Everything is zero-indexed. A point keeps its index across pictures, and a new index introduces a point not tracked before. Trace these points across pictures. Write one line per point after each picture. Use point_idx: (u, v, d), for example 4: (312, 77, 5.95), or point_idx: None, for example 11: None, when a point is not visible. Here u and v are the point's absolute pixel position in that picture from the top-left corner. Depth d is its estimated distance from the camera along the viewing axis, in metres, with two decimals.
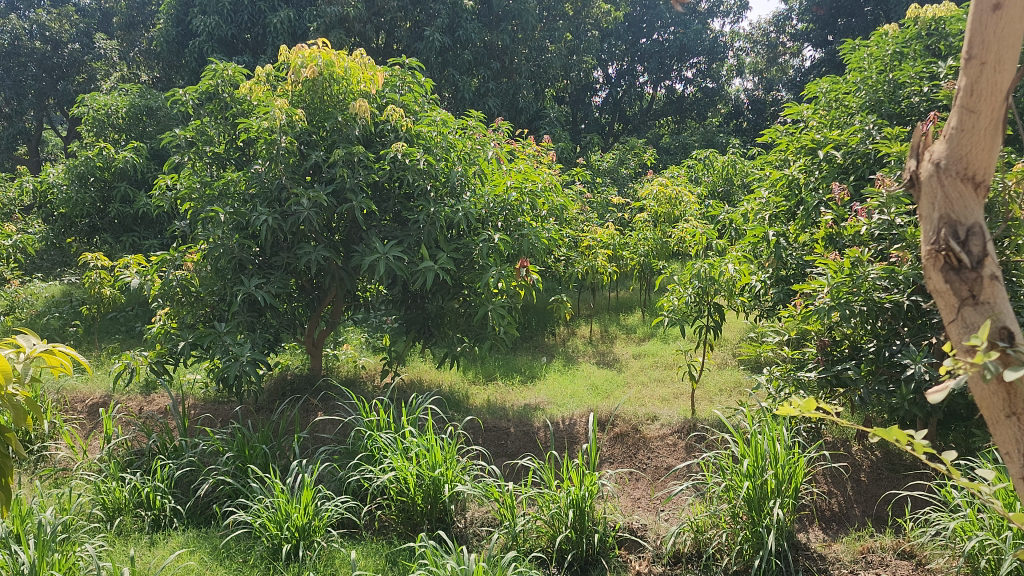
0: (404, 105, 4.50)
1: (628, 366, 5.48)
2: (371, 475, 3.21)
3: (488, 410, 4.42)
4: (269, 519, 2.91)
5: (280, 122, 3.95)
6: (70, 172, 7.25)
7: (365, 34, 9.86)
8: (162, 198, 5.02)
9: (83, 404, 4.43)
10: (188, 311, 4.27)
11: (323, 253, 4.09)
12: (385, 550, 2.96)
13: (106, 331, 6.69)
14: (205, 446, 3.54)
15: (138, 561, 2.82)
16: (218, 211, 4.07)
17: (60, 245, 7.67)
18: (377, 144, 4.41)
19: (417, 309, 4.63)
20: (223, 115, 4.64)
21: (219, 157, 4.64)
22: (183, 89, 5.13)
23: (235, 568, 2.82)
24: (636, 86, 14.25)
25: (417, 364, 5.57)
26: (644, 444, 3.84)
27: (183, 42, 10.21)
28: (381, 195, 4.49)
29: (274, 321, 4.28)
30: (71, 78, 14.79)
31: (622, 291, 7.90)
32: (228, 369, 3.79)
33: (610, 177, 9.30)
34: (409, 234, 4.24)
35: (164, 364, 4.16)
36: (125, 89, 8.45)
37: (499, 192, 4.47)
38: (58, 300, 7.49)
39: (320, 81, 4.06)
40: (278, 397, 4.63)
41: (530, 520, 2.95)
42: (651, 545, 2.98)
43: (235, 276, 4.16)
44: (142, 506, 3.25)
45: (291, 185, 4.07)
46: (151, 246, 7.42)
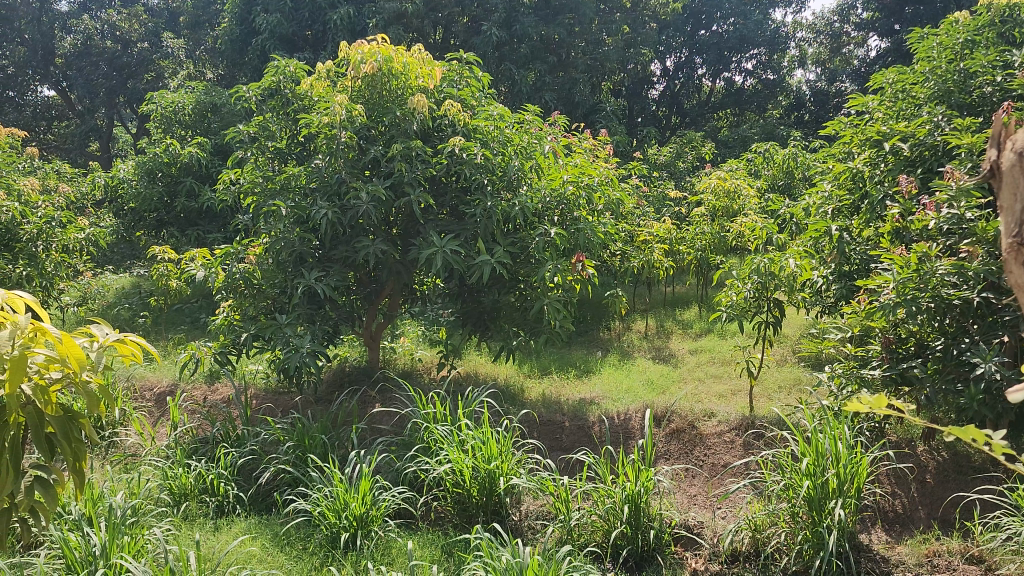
0: (461, 99, 4.52)
1: (684, 362, 5.43)
2: (428, 466, 3.24)
3: (544, 404, 4.42)
4: (328, 508, 2.97)
5: (339, 117, 4.01)
6: (139, 167, 7.53)
7: (422, 29, 9.97)
8: (226, 192, 5.15)
9: (151, 392, 4.60)
10: (250, 303, 4.33)
11: (380, 246, 4.14)
12: (441, 541, 2.99)
13: (173, 322, 6.92)
14: (266, 435, 3.62)
15: (203, 545, 2.90)
16: (280, 205, 4.16)
17: (130, 238, 7.93)
18: (435, 138, 4.45)
19: (472, 302, 4.65)
20: (285, 111, 4.75)
21: (281, 151, 4.74)
22: (248, 86, 5.25)
23: (296, 555, 2.88)
24: (695, 78, 14.13)
25: (472, 357, 5.61)
26: (701, 441, 3.80)
27: (247, 40, 10.49)
28: (438, 189, 4.52)
29: (333, 313, 4.35)
30: (139, 77, 15.38)
31: (679, 286, 7.82)
32: (289, 360, 3.87)
33: (667, 171, 9.23)
34: (466, 228, 4.26)
35: (228, 355, 4.26)
36: (191, 86, 8.70)
37: (555, 186, 4.46)
38: (127, 291, 7.77)
39: (378, 75, 4.12)
40: (336, 388, 4.71)
41: (585, 514, 2.95)
42: (709, 542, 2.96)
43: (296, 269, 4.24)
44: (207, 493, 3.34)
45: (350, 179, 4.13)
46: (215, 239, 7.63)
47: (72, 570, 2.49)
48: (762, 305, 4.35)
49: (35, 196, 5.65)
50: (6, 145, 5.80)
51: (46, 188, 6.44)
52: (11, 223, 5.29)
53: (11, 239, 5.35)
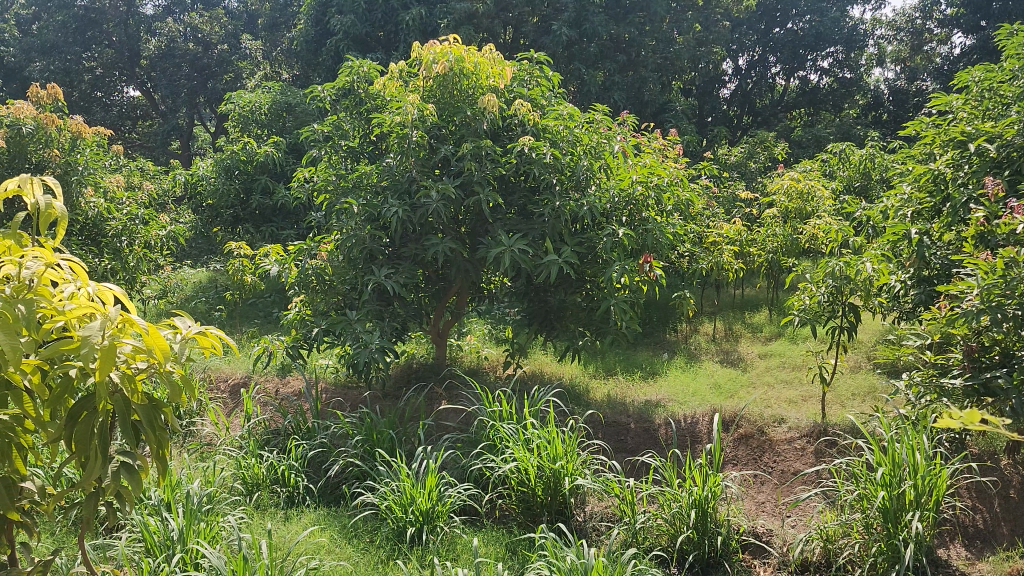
0: (531, 99, 4.52)
1: (753, 366, 5.33)
2: (493, 464, 3.26)
3: (609, 405, 4.39)
4: (395, 502, 3.01)
5: (411, 116, 4.07)
6: (217, 165, 7.81)
7: (493, 29, 10.01)
8: (300, 190, 5.28)
9: (226, 383, 4.74)
10: (322, 299, 4.42)
11: (449, 244, 4.17)
12: (506, 539, 3.01)
13: (247, 316, 7.11)
14: (335, 429, 3.70)
15: (275, 534, 2.98)
16: (352, 203, 4.24)
17: (208, 234, 8.18)
18: (505, 138, 4.47)
19: (539, 301, 4.62)
20: (358, 110, 4.83)
21: (354, 150, 4.83)
22: (323, 86, 5.35)
23: (363, 547, 2.93)
24: (769, 77, 13.88)
25: (538, 356, 5.61)
26: (770, 447, 3.73)
27: (322, 41, 10.74)
28: (507, 188, 4.53)
29: (401, 311, 4.40)
30: (218, 77, 15.85)
31: (749, 289, 7.67)
32: (358, 356, 3.95)
33: (738, 171, 9.08)
34: (534, 228, 4.26)
35: (299, 349, 4.36)
36: (268, 86, 8.95)
37: (624, 186, 4.42)
38: (204, 285, 8.01)
39: (449, 74, 4.16)
40: (404, 384, 4.78)
41: (650, 517, 2.92)
42: (777, 550, 2.90)
43: (367, 266, 4.31)
44: (279, 483, 3.43)
45: (421, 177, 4.18)
46: (288, 236, 7.80)
47: (152, 553, 2.60)
48: (836, 309, 4.29)
49: (120, 193, 5.88)
50: (94, 144, 6.05)
51: (130, 185, 6.70)
52: (97, 219, 5.52)
53: (97, 234, 5.58)
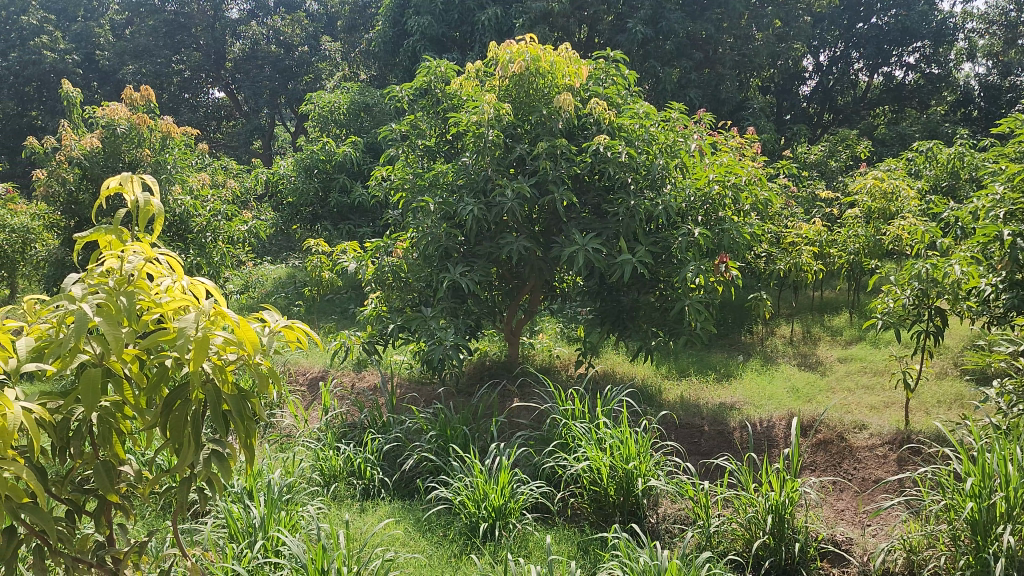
0: (607, 98, 4.51)
1: (833, 370, 5.19)
2: (565, 463, 3.27)
3: (682, 406, 4.35)
4: (468, 497, 3.05)
5: (488, 116, 4.11)
6: (298, 165, 8.07)
7: (568, 28, 10.01)
8: (378, 188, 5.39)
9: (305, 377, 4.89)
10: (398, 295, 4.50)
11: (524, 243, 4.19)
12: (578, 538, 3.01)
13: (324, 311, 7.29)
14: (410, 424, 3.77)
15: (352, 524, 3.05)
16: (428, 201, 4.30)
17: (288, 231, 8.41)
18: (580, 136, 4.46)
19: (612, 301, 4.60)
20: (435, 110, 4.90)
21: (431, 149, 4.91)
22: (401, 86, 5.44)
23: (437, 541, 2.97)
24: (851, 73, 13.48)
25: (610, 355, 5.59)
26: (850, 454, 3.63)
27: (399, 42, 10.92)
28: (581, 187, 4.52)
29: (475, 308, 4.44)
30: (299, 78, 16.27)
31: (829, 291, 7.47)
32: (433, 352, 4.02)
33: (818, 170, 8.86)
34: (608, 227, 4.25)
35: (375, 345, 4.45)
36: (348, 87, 9.15)
37: (700, 185, 4.34)
38: (284, 281, 8.24)
39: (526, 74, 4.17)
40: (477, 381, 4.83)
41: (725, 521, 2.89)
42: (858, 560, 2.82)
43: (442, 264, 4.36)
44: (355, 476, 3.51)
45: (496, 176, 4.21)
46: (365, 234, 7.95)
47: (235, 539, 2.70)
48: (922, 313, 4.12)
49: (205, 191, 6.09)
50: (182, 143, 6.29)
51: (216, 183, 6.94)
52: (184, 216, 5.73)
53: (183, 230, 5.80)
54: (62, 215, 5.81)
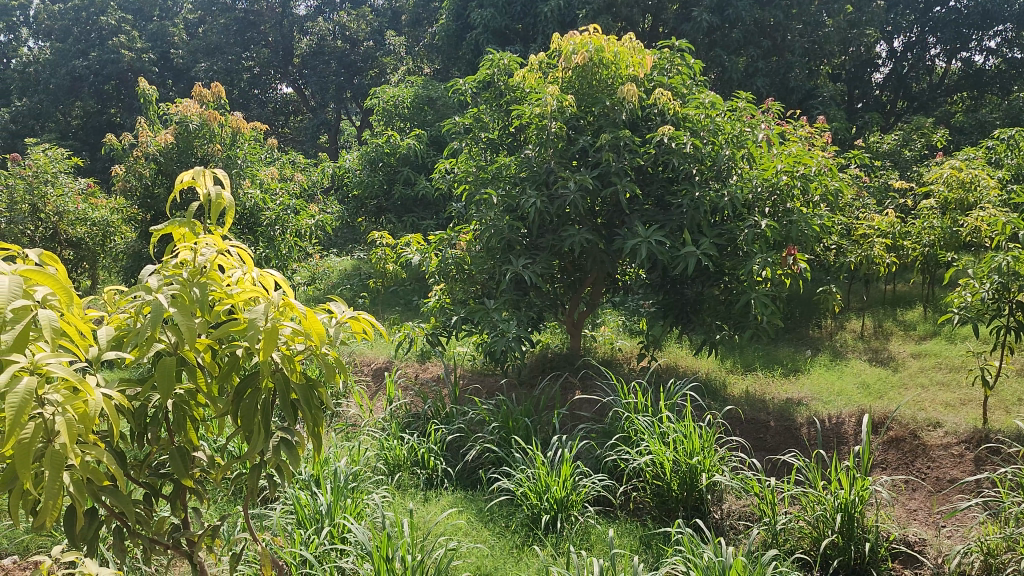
0: (672, 88, 4.45)
1: (905, 366, 5.04)
2: (628, 456, 3.25)
3: (747, 401, 4.27)
4: (530, 488, 3.07)
5: (550, 107, 4.10)
6: (363, 158, 8.20)
7: (632, 18, 9.91)
8: (441, 180, 5.43)
9: (369, 367, 4.98)
10: (461, 287, 4.54)
11: (586, 235, 4.17)
12: (641, 532, 2.99)
13: (389, 303, 7.39)
14: (473, 414, 3.80)
15: (416, 513, 3.09)
16: (491, 194, 4.32)
17: (354, 224, 8.54)
18: (643, 127, 4.41)
19: (675, 294, 4.53)
20: (498, 103, 4.91)
21: (493, 142, 4.92)
22: (464, 79, 5.46)
23: (499, 531, 2.99)
24: (927, 59, 12.99)
25: (673, 349, 5.54)
26: (924, 452, 3.52)
27: (462, 36, 10.97)
28: (645, 179, 4.47)
29: (537, 300, 4.44)
30: (365, 72, 16.49)
31: (901, 285, 7.25)
32: (495, 344, 4.04)
33: (891, 160, 8.59)
34: (672, 219, 4.21)
35: (438, 336, 4.50)
36: (412, 81, 9.24)
37: (768, 175, 4.22)
38: (349, 273, 8.38)
39: (589, 65, 4.15)
40: (539, 373, 4.83)
41: (792, 519, 2.83)
42: (931, 561, 2.73)
43: (504, 256, 4.37)
44: (418, 465, 3.56)
45: (559, 168, 4.20)
46: (429, 226, 8.02)
47: (302, 526, 2.76)
48: (1001, 308, 3.96)
49: (274, 184, 6.22)
50: (251, 138, 6.45)
51: (284, 177, 7.09)
52: (254, 209, 5.88)
53: (253, 223, 5.95)
54: (139, 209, 6.03)
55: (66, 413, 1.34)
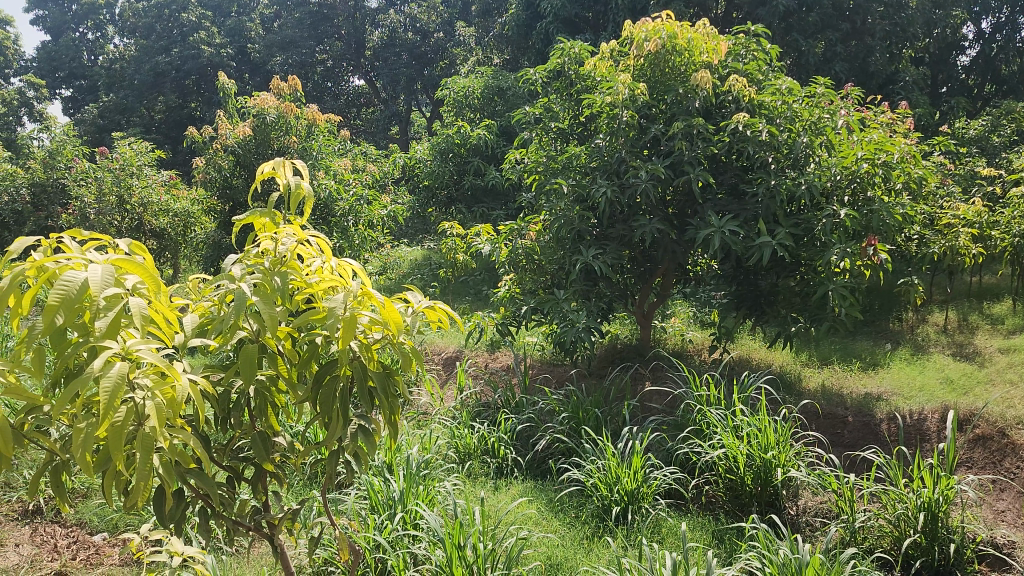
0: (747, 74, 4.35)
1: (992, 361, 4.83)
2: (700, 449, 3.21)
3: (824, 395, 4.17)
4: (600, 480, 3.06)
5: (622, 96, 4.06)
6: (434, 149, 8.29)
7: (705, 4, 9.75)
8: (511, 171, 5.44)
9: (440, 356, 5.05)
10: (531, 278, 4.55)
11: (657, 225, 4.12)
12: (713, 526, 2.96)
13: (458, 293, 7.45)
14: (543, 404, 3.80)
15: (487, 501, 3.11)
16: (561, 184, 4.31)
17: (424, 214, 8.64)
18: (717, 115, 4.33)
19: (749, 285, 4.44)
20: (568, 92, 4.88)
21: (564, 132, 4.90)
22: (535, 69, 5.45)
23: (569, 521, 3.00)
24: (1018, 40, 12.35)
25: (746, 341, 5.44)
26: (1013, 451, 3.37)
27: (531, 25, 10.94)
28: (718, 168, 4.39)
29: (607, 291, 4.42)
30: (434, 64, 16.58)
31: (989, 276, 6.96)
32: (566, 334, 4.04)
33: (978, 146, 8.24)
34: (746, 208, 4.13)
35: (508, 326, 4.52)
36: (482, 72, 9.28)
37: (847, 163, 4.05)
38: (419, 263, 8.47)
39: (661, 53, 4.09)
40: (609, 363, 4.81)
41: (871, 517, 2.77)
42: (1020, 564, 2.60)
43: (574, 246, 4.35)
44: (489, 454, 3.58)
45: (630, 158, 4.16)
46: (498, 217, 8.04)
47: (377, 511, 2.81)
48: None
49: (348, 175, 6.32)
50: (326, 130, 6.58)
51: (357, 168, 7.21)
52: (328, 200, 5.98)
53: (328, 214, 6.07)
54: (218, 200, 6.23)
55: (155, 398, 1.38)
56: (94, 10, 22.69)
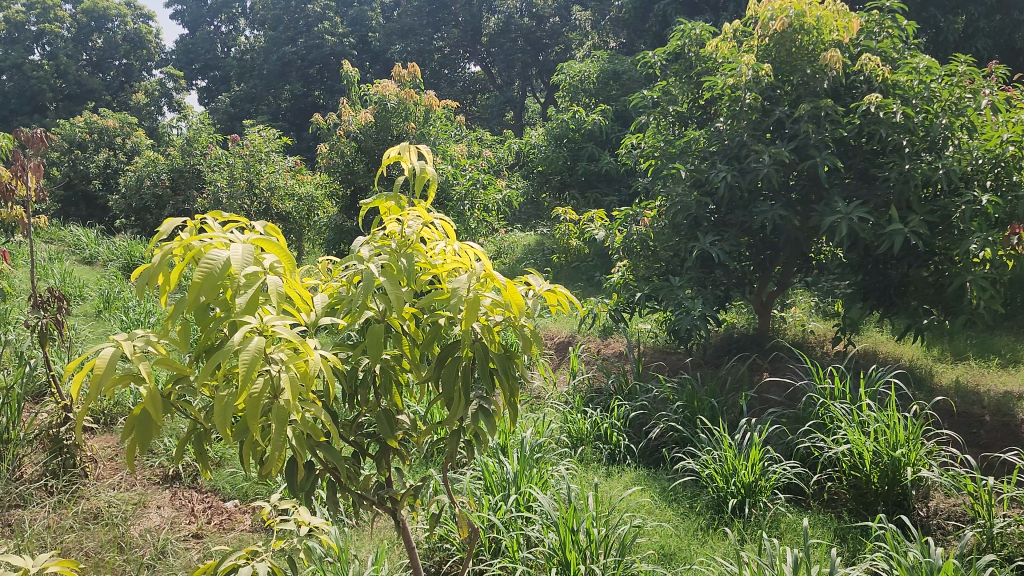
0: (880, 53, 4.14)
1: None
2: (823, 444, 3.10)
3: (958, 393, 3.93)
4: (717, 471, 2.99)
5: (745, 78, 3.97)
6: (549, 135, 8.33)
7: None
8: (627, 155, 5.39)
9: (552, 341, 5.08)
10: (645, 264, 4.50)
11: (780, 212, 3.98)
12: (835, 524, 2.85)
13: (571, 278, 7.44)
14: (657, 392, 3.76)
15: (601, 488, 3.10)
16: (679, 169, 4.23)
17: (538, 199, 8.67)
18: (847, 97, 4.14)
19: (878, 275, 4.23)
20: (688, 75, 4.77)
21: (682, 116, 4.81)
22: (653, 52, 5.36)
23: (684, 512, 2.95)
24: None
25: (871, 333, 5.21)
26: None
27: (649, 7, 10.83)
28: (847, 151, 4.20)
29: (724, 279, 4.31)
30: (550, 49, 16.42)
31: None
32: (681, 322, 3.97)
33: None
34: (876, 194, 3.95)
35: (622, 312, 4.49)
36: (598, 56, 9.22)
37: (989, 146, 3.81)
38: (532, 248, 8.53)
39: (788, 32, 3.93)
40: (724, 353, 4.70)
41: (1012, 523, 2.58)
42: None
43: (691, 232, 4.27)
44: (601, 441, 3.57)
45: (751, 141, 4.03)
46: (612, 203, 7.98)
47: (490, 492, 2.85)
48: None
49: (464, 160, 6.40)
50: (444, 116, 6.69)
51: (473, 154, 7.30)
52: (445, 184, 6.10)
53: (444, 198, 6.19)
54: (339, 184, 6.45)
55: (289, 371, 1.43)
56: (227, 4, 23.88)
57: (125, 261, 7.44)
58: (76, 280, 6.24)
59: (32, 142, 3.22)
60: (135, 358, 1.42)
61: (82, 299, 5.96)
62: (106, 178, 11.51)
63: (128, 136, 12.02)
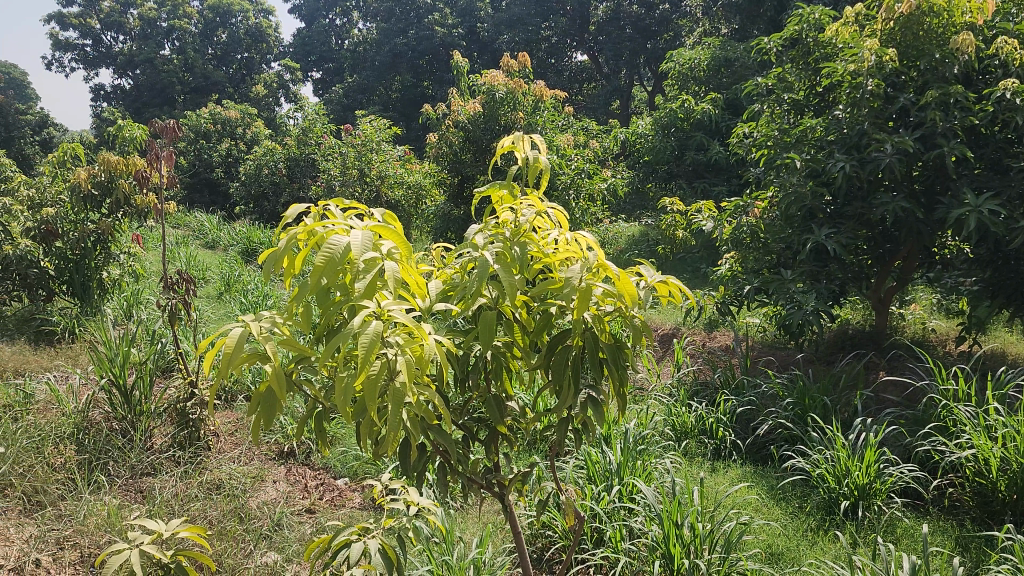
0: (1019, 35, 3.87)
1: None
2: (945, 448, 2.95)
3: None
4: (828, 471, 2.90)
5: (868, 63, 3.80)
6: (657, 123, 8.22)
7: None
8: (738, 144, 5.26)
9: (657, 332, 5.02)
10: (755, 256, 4.38)
11: (901, 203, 3.79)
12: (956, 532, 2.71)
13: (676, 270, 7.35)
14: (765, 388, 3.66)
15: (706, 483, 3.06)
16: (794, 158, 4.09)
17: (644, 189, 8.58)
18: (980, 82, 3.91)
19: (1009, 271, 3.98)
20: (805, 61, 4.60)
21: (799, 104, 4.64)
22: (768, 37, 5.20)
23: (792, 511, 2.88)
24: None
25: (1000, 334, 4.91)
26: None
27: None
28: (978, 141, 3.96)
29: (839, 273, 4.14)
30: (659, 36, 16.15)
31: None
32: (792, 317, 3.83)
33: None
34: (1010, 185, 3.69)
35: (729, 305, 4.39)
36: (709, 43, 9.02)
37: None
38: (637, 239, 8.45)
39: (916, 14, 3.68)
40: (838, 349, 4.54)
41: None
42: None
43: (805, 224, 4.13)
44: (706, 435, 3.51)
45: (873, 130, 3.85)
46: (721, 193, 7.82)
47: (593, 481, 2.85)
48: None
49: (570, 150, 6.39)
50: (552, 106, 6.68)
51: (579, 143, 7.28)
52: (551, 173, 6.11)
53: (550, 187, 6.20)
54: (447, 173, 6.55)
55: (406, 355, 1.47)
56: None
57: (245, 246, 7.80)
58: (201, 263, 6.59)
59: (165, 131, 3.38)
60: (262, 339, 1.50)
61: (205, 281, 6.28)
62: (228, 166, 12.07)
63: (248, 126, 12.54)
